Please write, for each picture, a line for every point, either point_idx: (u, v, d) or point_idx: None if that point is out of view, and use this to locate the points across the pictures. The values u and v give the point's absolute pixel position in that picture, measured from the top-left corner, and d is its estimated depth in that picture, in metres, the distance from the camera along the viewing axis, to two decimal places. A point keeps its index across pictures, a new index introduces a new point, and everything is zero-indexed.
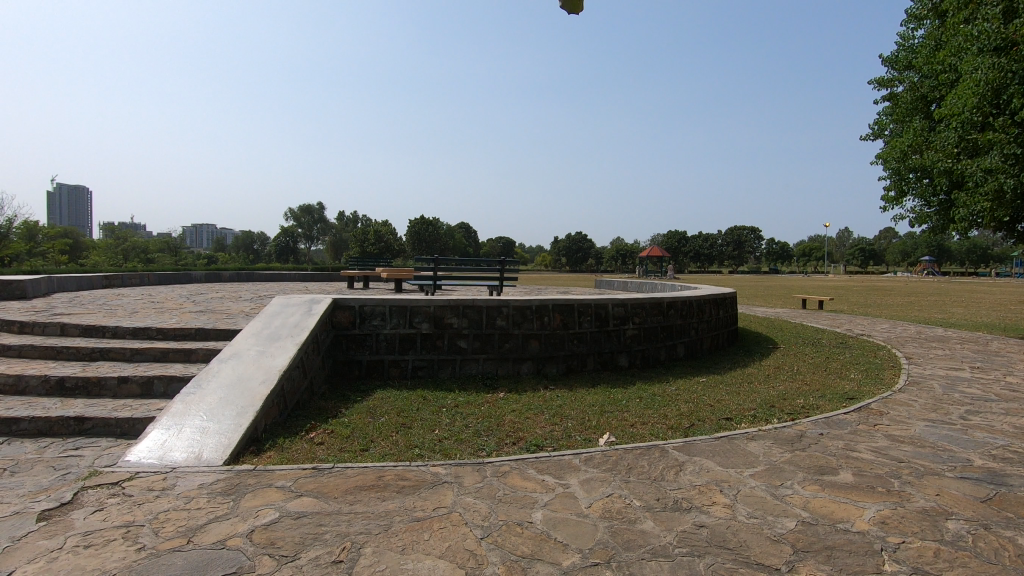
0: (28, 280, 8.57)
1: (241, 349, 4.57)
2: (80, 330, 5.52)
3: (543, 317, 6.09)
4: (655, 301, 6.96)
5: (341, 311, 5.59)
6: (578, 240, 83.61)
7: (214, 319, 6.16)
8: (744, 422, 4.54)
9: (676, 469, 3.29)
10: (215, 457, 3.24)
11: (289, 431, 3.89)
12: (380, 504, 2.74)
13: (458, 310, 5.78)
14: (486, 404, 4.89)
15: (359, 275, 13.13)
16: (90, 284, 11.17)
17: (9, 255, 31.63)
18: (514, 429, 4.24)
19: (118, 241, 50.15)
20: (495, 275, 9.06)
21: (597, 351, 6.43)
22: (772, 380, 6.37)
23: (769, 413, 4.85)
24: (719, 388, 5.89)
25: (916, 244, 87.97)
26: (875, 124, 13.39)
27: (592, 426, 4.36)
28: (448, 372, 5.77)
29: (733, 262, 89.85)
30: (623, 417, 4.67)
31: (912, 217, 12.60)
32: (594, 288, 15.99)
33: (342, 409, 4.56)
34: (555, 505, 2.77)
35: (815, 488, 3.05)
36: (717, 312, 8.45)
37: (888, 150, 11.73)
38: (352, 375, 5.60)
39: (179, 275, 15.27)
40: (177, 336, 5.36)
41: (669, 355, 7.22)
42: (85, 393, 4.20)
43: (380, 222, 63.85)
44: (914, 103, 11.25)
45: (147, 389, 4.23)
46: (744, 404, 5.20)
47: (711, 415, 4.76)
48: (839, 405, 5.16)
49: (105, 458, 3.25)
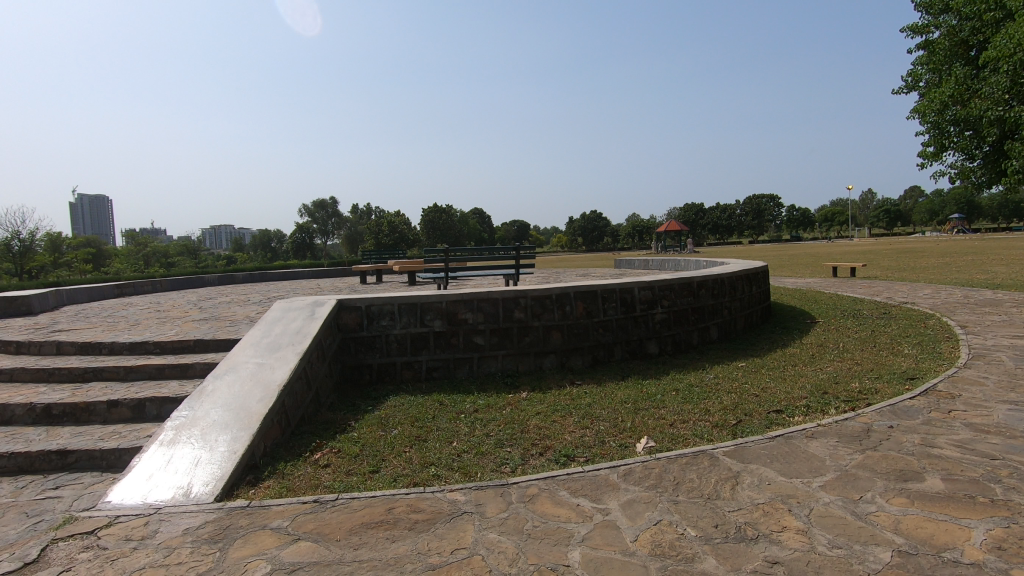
0: (33, 296, 8.37)
1: (239, 362, 4.20)
2: (75, 348, 5.22)
3: (565, 306, 5.64)
4: (685, 281, 6.45)
5: (346, 313, 5.20)
6: (593, 218, 82.40)
7: (216, 328, 5.82)
8: (797, 416, 4.05)
9: (732, 482, 2.82)
10: (206, 493, 2.87)
11: (291, 453, 3.52)
12: (389, 547, 2.34)
13: (473, 304, 5.35)
14: (507, 408, 4.47)
15: (371, 268, 12.75)
16: (100, 294, 11.02)
17: (34, 268, 32.29)
18: (540, 437, 3.81)
19: (139, 246, 50.74)
20: (510, 262, 8.61)
21: (624, 339, 5.96)
22: (818, 362, 5.83)
23: (825, 403, 4.35)
24: (761, 373, 5.39)
25: (945, 201, 85.21)
26: (908, 75, 12.52)
27: (627, 429, 3.90)
28: (466, 372, 5.36)
29: (753, 232, 88.26)
30: (661, 415, 4.20)
31: (953, 174, 11.84)
32: (614, 269, 15.43)
33: (351, 422, 4.18)
34: (595, 539, 2.34)
35: (903, 502, 2.56)
36: (750, 289, 7.90)
37: (925, 102, 10.94)
38: (363, 381, 5.21)
39: (192, 278, 15.09)
40: (175, 349, 5.04)
41: (702, 339, 6.71)
42: (73, 420, 3.88)
43: (393, 213, 63.75)
44: (953, 49, 10.47)
45: (139, 413, 3.90)
46: (793, 391, 4.70)
47: (758, 408, 4.27)
48: (900, 388, 4.63)
49: (85, 499, 2.90)
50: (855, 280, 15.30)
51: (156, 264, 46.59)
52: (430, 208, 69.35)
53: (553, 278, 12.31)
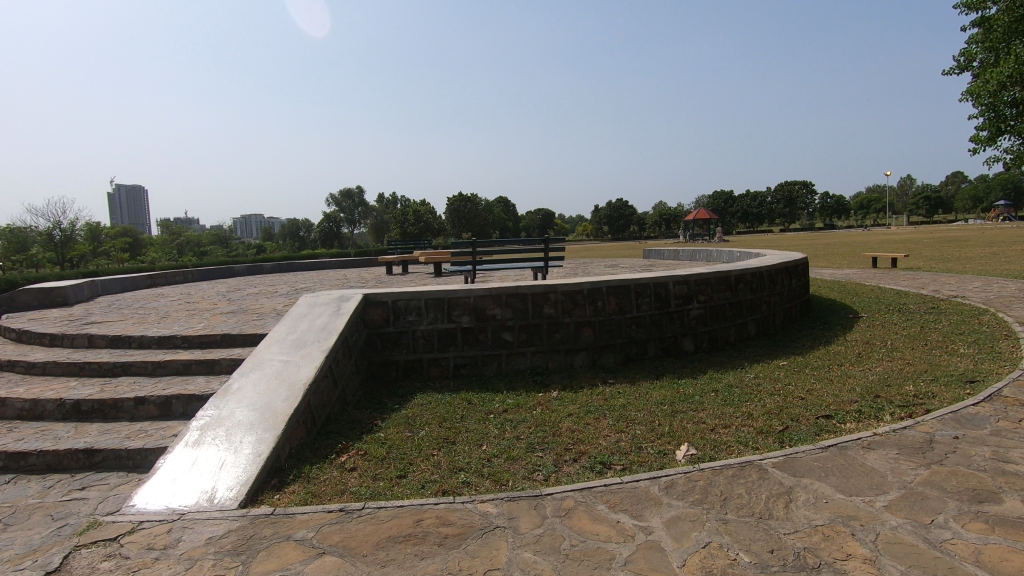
0: (69, 287, 8.54)
1: (265, 359, 4.13)
2: (106, 341, 5.25)
3: (597, 301, 5.43)
4: (722, 275, 6.17)
5: (373, 308, 5.09)
6: (619, 206, 81.33)
7: (243, 322, 5.79)
8: (850, 422, 3.79)
9: (785, 499, 2.60)
10: (230, 499, 2.78)
11: (317, 456, 3.43)
12: (419, 566, 2.20)
13: (502, 300, 5.19)
14: (538, 408, 4.31)
15: (397, 259, 12.69)
16: (134, 284, 11.23)
17: (74, 257, 33.38)
18: (573, 442, 3.63)
19: (173, 235, 52.10)
20: (539, 254, 8.42)
21: (658, 336, 5.73)
22: (866, 361, 5.51)
23: (878, 408, 4.06)
24: (805, 373, 5.11)
25: (990, 187, 81.52)
26: (961, 55, 11.81)
27: (665, 435, 3.70)
28: (494, 369, 5.21)
29: (785, 220, 85.88)
30: (701, 419, 3.98)
31: (1009, 159, 11.15)
32: (643, 260, 15.09)
33: (378, 421, 4.07)
34: (639, 563, 2.17)
35: (981, 527, 2.32)
36: (789, 283, 7.56)
37: (980, 84, 10.29)
38: (390, 377, 5.11)
39: (222, 268, 15.34)
40: (202, 344, 5.01)
41: (740, 335, 6.43)
42: (101, 417, 3.85)
43: (418, 203, 63.91)
44: (1013, 26, 9.82)
45: (166, 410, 3.85)
46: (842, 394, 4.43)
47: (805, 413, 4.01)
48: (960, 393, 4.32)
49: (110, 503, 2.85)
50: (898, 271, 14.64)
51: (190, 253, 47.64)
52: (455, 198, 69.42)
53: (581, 270, 12.06)
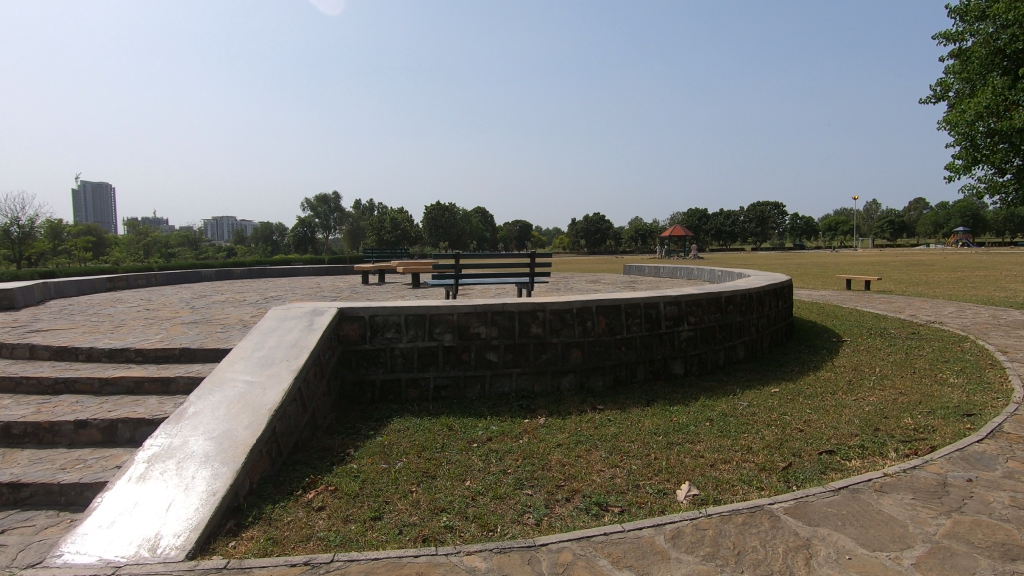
0: (17, 290, 7.93)
1: (226, 379, 3.74)
2: (50, 353, 4.77)
3: (586, 321, 5.18)
4: (713, 296, 6.00)
5: (348, 323, 4.74)
6: (597, 220, 81.96)
7: (205, 334, 5.35)
8: (855, 460, 3.59)
9: (804, 555, 2.37)
10: (176, 548, 2.41)
11: (281, 492, 3.07)
12: None
13: (486, 317, 4.90)
14: (524, 437, 4.01)
15: (374, 268, 12.27)
16: (92, 287, 10.57)
17: (32, 255, 31.87)
18: (565, 478, 3.34)
19: (139, 236, 50.40)
20: (523, 268, 8.14)
21: (648, 358, 5.50)
22: (857, 389, 5.37)
23: (881, 443, 3.88)
24: (799, 402, 4.92)
25: (950, 214, 84.84)
26: (938, 85, 12.03)
27: (663, 471, 3.44)
28: (476, 391, 4.90)
29: (757, 239, 87.74)
30: (699, 453, 3.74)
31: (983, 188, 11.36)
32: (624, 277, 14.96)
33: (350, 450, 3.73)
34: None
35: None
36: (776, 305, 7.45)
37: (958, 113, 10.47)
38: (364, 399, 4.75)
39: (189, 271, 14.64)
40: (158, 359, 4.58)
41: (729, 358, 6.25)
42: (35, 442, 3.41)
43: (395, 210, 63.23)
44: (990, 58, 10.05)
45: (110, 436, 3.43)
46: (841, 426, 4.24)
47: (807, 447, 3.80)
48: (961, 427, 4.17)
49: (33, 552, 2.45)
50: (873, 294, 14.80)
51: (158, 254, 46.06)
52: (434, 208, 69.05)
53: (563, 285, 11.82)
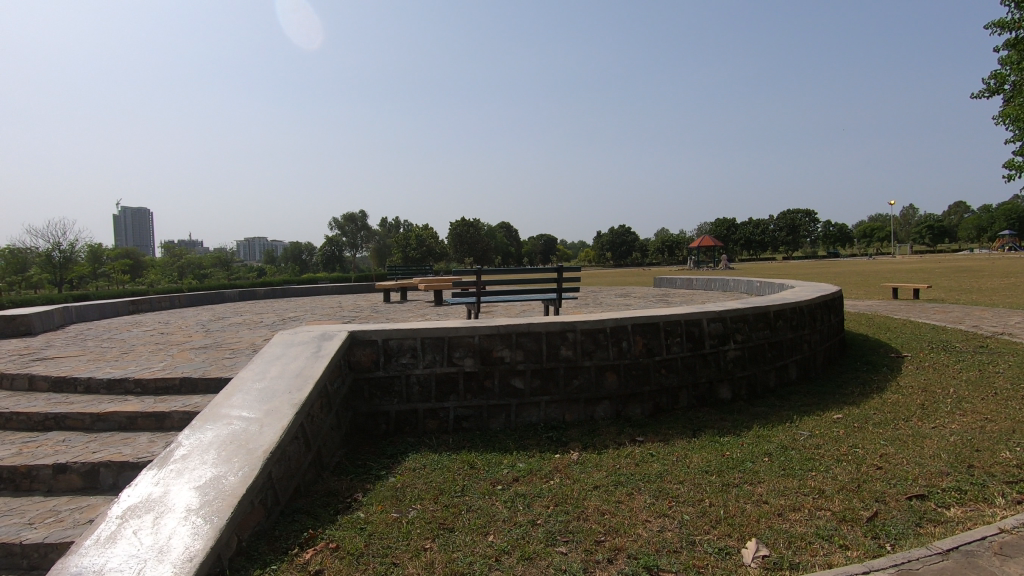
0: (35, 315, 7.78)
1: (221, 415, 3.34)
2: (49, 384, 4.48)
3: (621, 342, 4.68)
4: (761, 311, 5.43)
5: (359, 348, 4.34)
6: (621, 234, 81.26)
7: (211, 360, 5.01)
8: (955, 509, 2.99)
9: None
10: None
11: (274, 552, 2.65)
12: None
13: (511, 340, 4.44)
14: (556, 477, 3.51)
15: (396, 286, 11.94)
16: (114, 311, 10.49)
17: (71, 277, 32.84)
18: (605, 532, 2.83)
19: (173, 258, 51.69)
20: (550, 284, 7.66)
21: (691, 383, 4.95)
22: (934, 416, 4.70)
23: (982, 486, 3.26)
24: (870, 432, 4.30)
25: (995, 218, 81.22)
26: (992, 79, 11.24)
27: (721, 523, 2.89)
28: (501, 422, 4.43)
29: (788, 248, 85.60)
30: (762, 498, 3.18)
31: None
32: (655, 291, 14.32)
33: (358, 495, 3.29)
34: None
35: None
36: (828, 319, 6.81)
37: (1019, 105, 9.69)
38: (378, 433, 4.33)
39: (213, 292, 14.58)
40: (158, 390, 4.25)
41: (780, 380, 5.66)
42: (12, 489, 3.08)
43: (420, 228, 63.62)
44: None
45: (91, 482, 3.08)
46: (927, 463, 3.62)
47: (890, 491, 3.21)
48: None
49: None
50: (925, 303, 13.81)
51: (190, 276, 46.94)
52: (459, 224, 69.37)
53: (592, 301, 11.26)
